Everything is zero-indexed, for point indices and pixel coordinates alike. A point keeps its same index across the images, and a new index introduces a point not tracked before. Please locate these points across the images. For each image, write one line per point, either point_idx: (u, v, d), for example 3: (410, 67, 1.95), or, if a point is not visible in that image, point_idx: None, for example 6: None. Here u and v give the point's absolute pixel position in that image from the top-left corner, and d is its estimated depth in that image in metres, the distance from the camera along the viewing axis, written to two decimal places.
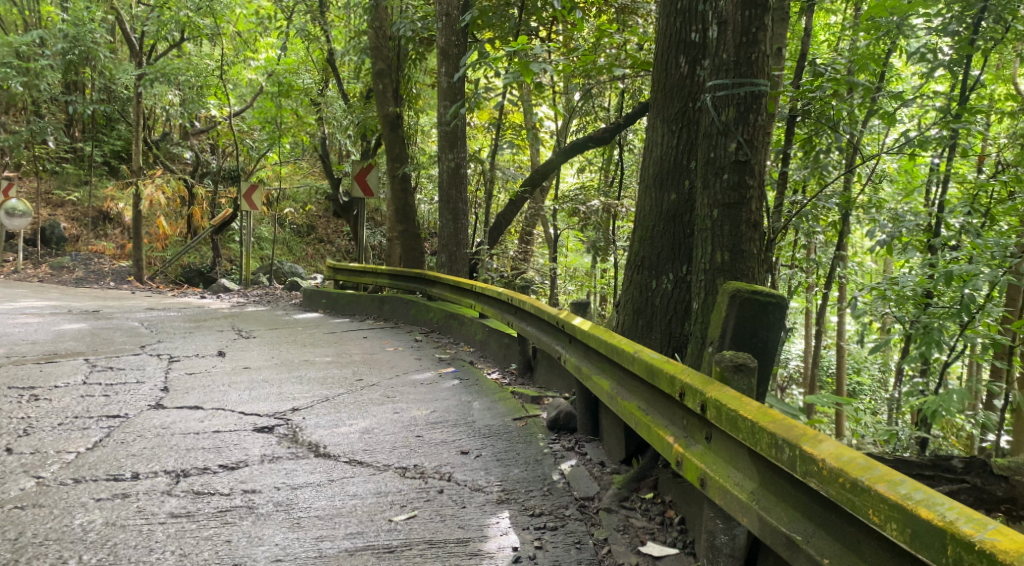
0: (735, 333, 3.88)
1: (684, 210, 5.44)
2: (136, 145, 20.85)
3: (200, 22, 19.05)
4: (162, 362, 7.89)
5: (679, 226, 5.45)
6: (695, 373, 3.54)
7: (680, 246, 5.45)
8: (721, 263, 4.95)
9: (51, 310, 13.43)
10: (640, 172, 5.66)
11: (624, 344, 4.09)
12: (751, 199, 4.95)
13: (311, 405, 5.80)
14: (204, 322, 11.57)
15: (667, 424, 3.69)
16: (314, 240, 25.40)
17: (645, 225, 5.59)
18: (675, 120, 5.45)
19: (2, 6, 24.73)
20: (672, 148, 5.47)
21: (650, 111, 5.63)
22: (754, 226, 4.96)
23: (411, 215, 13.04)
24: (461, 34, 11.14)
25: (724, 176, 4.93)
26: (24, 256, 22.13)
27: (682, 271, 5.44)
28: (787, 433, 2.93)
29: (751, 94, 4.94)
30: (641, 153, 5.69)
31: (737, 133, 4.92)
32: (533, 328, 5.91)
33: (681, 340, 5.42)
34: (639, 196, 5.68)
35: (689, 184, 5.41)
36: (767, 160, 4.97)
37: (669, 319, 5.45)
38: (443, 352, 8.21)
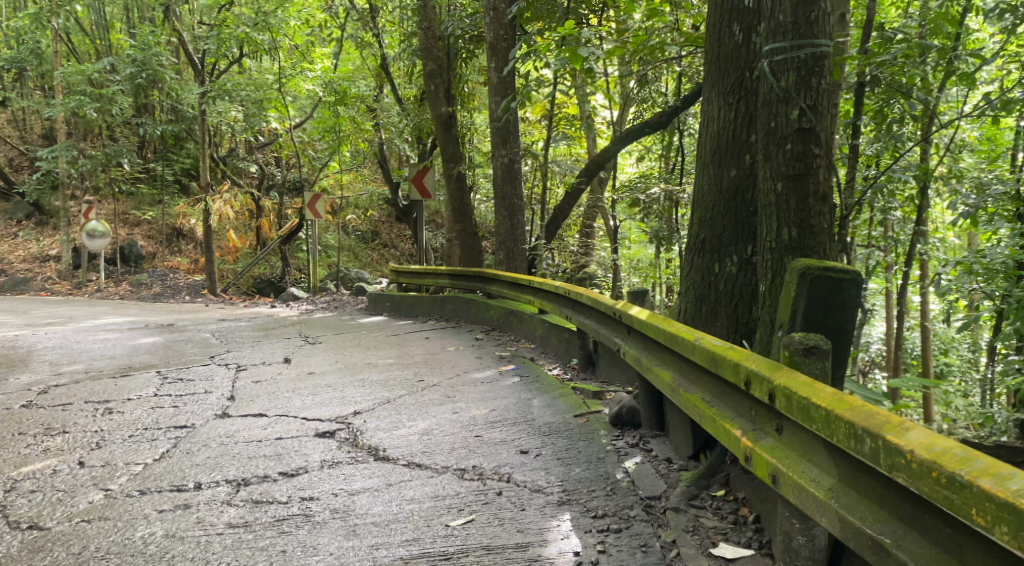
0: (806, 314, 3.63)
1: (745, 187, 5.16)
2: (203, 162, 21.41)
3: (257, 37, 19.43)
4: (229, 371, 7.93)
5: (741, 205, 5.18)
6: (763, 360, 3.32)
7: (744, 225, 5.18)
8: (789, 240, 4.67)
9: (129, 325, 13.79)
10: (697, 151, 5.42)
11: (686, 333, 3.88)
12: (818, 168, 4.65)
13: (372, 408, 5.73)
14: (272, 330, 11.70)
15: (733, 416, 3.47)
16: (378, 245, 25.66)
17: (704, 207, 5.34)
18: (731, 92, 5.18)
19: (75, 36, 25.73)
20: (729, 122, 5.20)
21: (705, 85, 5.38)
22: (822, 198, 4.65)
23: (468, 214, 12.96)
24: (510, 29, 11.03)
25: (787, 146, 4.66)
26: (106, 275, 22.91)
27: (746, 252, 5.17)
28: (868, 422, 2.69)
29: (812, 56, 4.65)
30: (697, 130, 5.44)
31: (799, 100, 4.64)
32: (592, 320, 5.73)
33: (749, 326, 5.16)
34: (696, 176, 5.44)
35: (749, 159, 5.13)
36: (833, 126, 4.66)
37: (735, 304, 5.20)
38: (504, 349, 8.08)
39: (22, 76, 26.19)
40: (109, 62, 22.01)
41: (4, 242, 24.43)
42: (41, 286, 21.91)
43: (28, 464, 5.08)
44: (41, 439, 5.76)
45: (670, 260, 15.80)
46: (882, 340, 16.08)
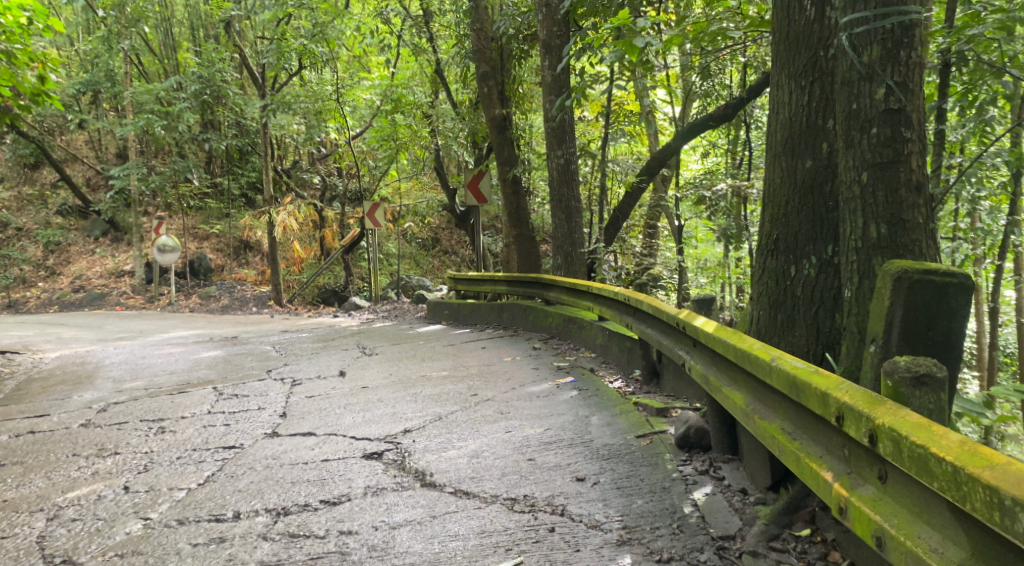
0: (903, 323, 3.29)
1: (823, 178, 4.71)
2: (266, 174, 21.63)
3: (315, 48, 19.49)
4: (284, 386, 7.73)
5: (819, 199, 4.72)
6: (857, 391, 3.01)
7: (821, 222, 4.72)
8: (879, 237, 4.22)
9: (195, 339, 13.87)
10: (766, 142, 4.99)
11: (760, 352, 3.54)
12: (909, 154, 4.20)
13: (423, 426, 5.45)
14: (331, 342, 11.54)
15: (823, 454, 3.15)
16: (439, 252, 25.58)
17: (778, 202, 4.90)
18: (804, 74, 4.78)
19: (144, 57, 26.38)
20: (802, 106, 4.78)
21: (774, 69, 4.98)
22: (916, 188, 4.20)
23: (525, 217, 12.64)
24: (564, 25, 10.69)
25: (872, 130, 4.22)
26: (177, 289, 23.33)
27: (827, 252, 4.69)
28: (1012, 487, 2.44)
29: (899, 25, 4.22)
30: (765, 118, 5.02)
31: (885, 76, 4.21)
32: (653, 329, 5.34)
33: (831, 335, 4.66)
34: (767, 168, 5.00)
35: (827, 147, 4.68)
36: (925, 104, 4.22)
37: (814, 311, 4.71)
38: (563, 358, 7.71)
39: (94, 98, 26.88)
40: (175, 80, 22.26)
41: (81, 259, 25.09)
42: (115, 301, 22.40)
43: (73, 489, 4.73)
44: (92, 460, 5.42)
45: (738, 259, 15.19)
46: (970, 338, 15.13)
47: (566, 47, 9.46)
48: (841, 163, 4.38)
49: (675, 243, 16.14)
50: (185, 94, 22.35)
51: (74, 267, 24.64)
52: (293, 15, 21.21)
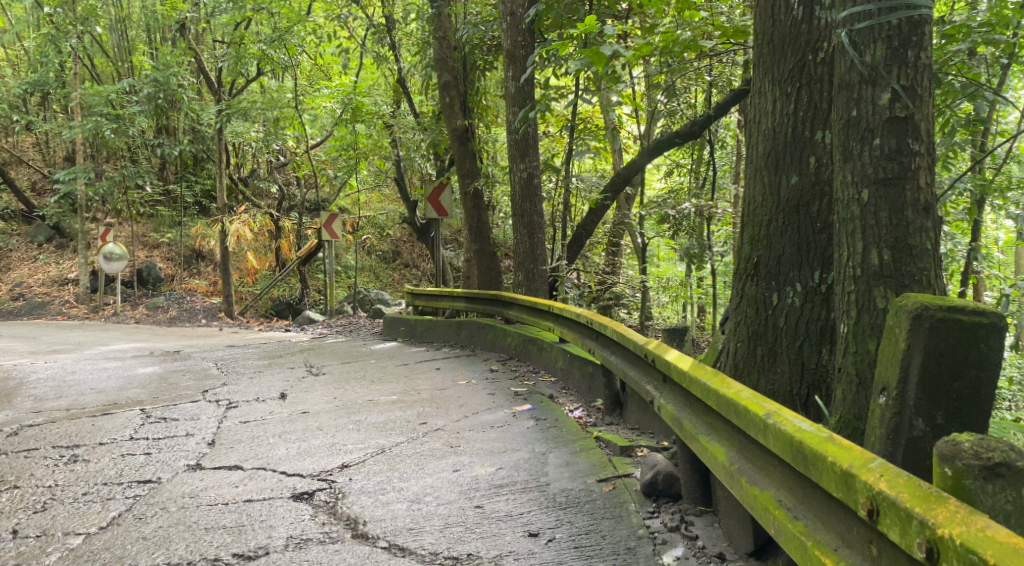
0: (922, 373, 3.05)
1: (810, 197, 4.47)
2: (220, 182, 20.97)
3: (274, 54, 18.92)
4: (218, 410, 7.14)
5: (805, 219, 4.49)
6: (898, 477, 2.50)
7: (807, 245, 4.47)
8: (881, 265, 3.91)
9: (134, 352, 13.13)
10: (747, 157, 4.77)
11: (758, 409, 3.03)
12: (917, 169, 3.87)
13: (363, 460, 4.94)
14: (277, 359, 10.94)
15: (842, 549, 2.63)
16: (399, 265, 24.99)
17: (760, 221, 4.66)
18: (790, 79, 4.51)
19: (97, 59, 25.51)
20: (788, 115, 4.54)
21: (758, 75, 4.74)
22: (925, 209, 3.88)
23: (487, 232, 12.21)
24: (528, 35, 10.30)
25: (876, 141, 3.88)
26: (122, 298, 22.43)
27: (812, 279, 4.45)
28: None
29: (907, 20, 3.84)
30: (746, 127, 4.79)
31: (890, 79, 3.84)
32: (617, 357, 4.96)
33: (817, 372, 4.43)
34: (748, 184, 4.77)
35: (815, 162, 4.45)
36: (934, 113, 3.89)
37: (798, 344, 4.47)
38: (521, 383, 7.21)
39: (44, 99, 25.93)
40: (127, 82, 21.42)
41: (22, 265, 24.07)
42: (57, 310, 21.49)
43: None
44: None
45: (701, 278, 14.96)
46: None
47: (530, 57, 9.12)
48: (835, 179, 4.08)
49: (637, 261, 15.86)
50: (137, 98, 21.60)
51: (15, 274, 23.63)
52: (251, 20, 20.63)
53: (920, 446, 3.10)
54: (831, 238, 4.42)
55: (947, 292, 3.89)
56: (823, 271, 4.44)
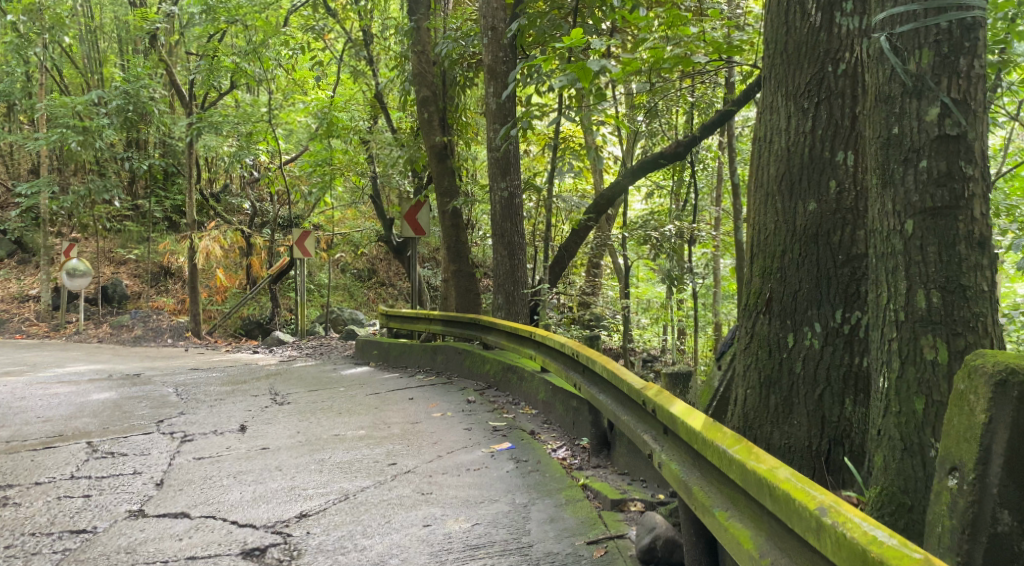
0: (1010, 453, 2.76)
1: (829, 227, 4.25)
2: (190, 198, 20.40)
3: (248, 67, 18.48)
4: (171, 444, 6.63)
5: (825, 251, 4.24)
6: None
7: (826, 281, 4.24)
8: (929, 309, 3.55)
9: (91, 375, 12.51)
10: (756, 180, 4.54)
11: (806, 499, 2.57)
12: (971, 197, 3.51)
13: (325, 508, 4.50)
14: (242, 384, 10.40)
15: None
16: (375, 284, 24.40)
17: (773, 251, 4.41)
18: (807, 93, 4.33)
19: (66, 70, 24.88)
20: (804, 133, 4.32)
21: (766, 89, 4.53)
22: (979, 244, 3.51)
23: (465, 252, 11.78)
24: (510, 50, 9.93)
25: (922, 164, 3.55)
26: (85, 316, 21.67)
27: (833, 319, 4.21)
28: None
29: (959, 24, 3.50)
30: (755, 146, 4.54)
31: (940, 91, 3.50)
32: (604, 396, 4.62)
33: (837, 428, 4.18)
34: (756, 208, 4.53)
35: (836, 186, 4.25)
36: (987, 132, 3.53)
37: (818, 393, 4.23)
38: (500, 416, 6.77)
39: (9, 109, 25.22)
40: (95, 94, 20.84)
41: None
42: (17, 328, 20.73)
43: None
44: None
45: (681, 301, 14.62)
46: None
47: (512, 73, 8.82)
48: (873, 207, 3.76)
49: (617, 282, 15.52)
50: (106, 110, 21.03)
51: None
52: (226, 32, 20.19)
53: (1004, 543, 2.79)
54: (853, 273, 4.20)
55: (1003, 341, 3.53)
56: (845, 310, 4.21)
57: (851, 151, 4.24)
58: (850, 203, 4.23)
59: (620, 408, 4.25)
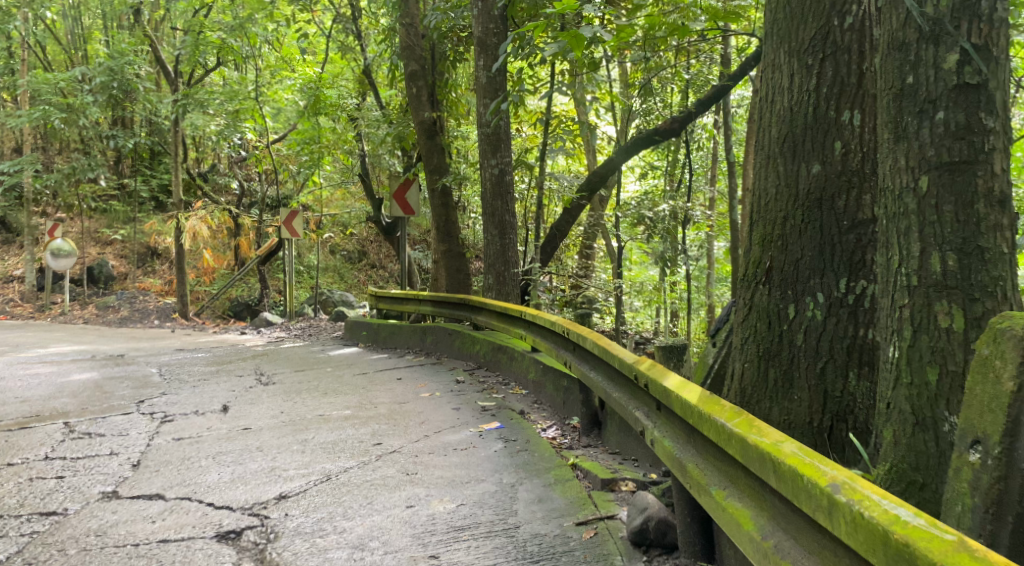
0: None
1: (834, 191, 4.06)
2: (176, 177, 20.09)
3: (234, 43, 18.14)
4: (151, 425, 6.45)
5: (829, 216, 4.07)
6: None
7: (829, 248, 4.06)
8: (945, 272, 3.31)
9: (75, 356, 12.29)
10: (759, 143, 4.39)
11: (816, 477, 2.40)
12: (992, 150, 3.28)
13: (306, 489, 4.33)
14: (227, 365, 10.21)
15: None
16: (365, 266, 24.16)
17: (774, 217, 4.25)
18: (814, 50, 4.14)
19: (50, 47, 24.47)
20: (808, 92, 4.16)
21: (768, 47, 4.39)
22: (1000, 204, 3.28)
23: (455, 231, 11.58)
24: (501, 21, 9.70)
25: (940, 116, 3.32)
26: (70, 297, 21.39)
27: (836, 289, 4.03)
28: None
29: None
30: (758, 108, 4.41)
31: (959, 36, 3.28)
32: (597, 373, 4.46)
33: (840, 404, 3.98)
34: (758, 171, 4.39)
35: (841, 147, 4.06)
36: (1010, 81, 3.30)
37: (820, 367, 4.04)
38: (489, 397, 6.60)
39: None
40: (79, 71, 20.48)
41: None
42: (1, 309, 20.47)
43: None
44: None
45: (674, 282, 14.46)
46: None
47: (504, 44, 8.61)
48: (884, 164, 3.54)
49: (609, 264, 15.35)
50: (90, 87, 20.69)
51: None
52: (212, 8, 19.83)
53: None
54: (858, 240, 4.01)
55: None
56: (849, 280, 4.03)
57: (856, 110, 4.06)
58: (855, 166, 4.05)
59: (613, 384, 4.11)
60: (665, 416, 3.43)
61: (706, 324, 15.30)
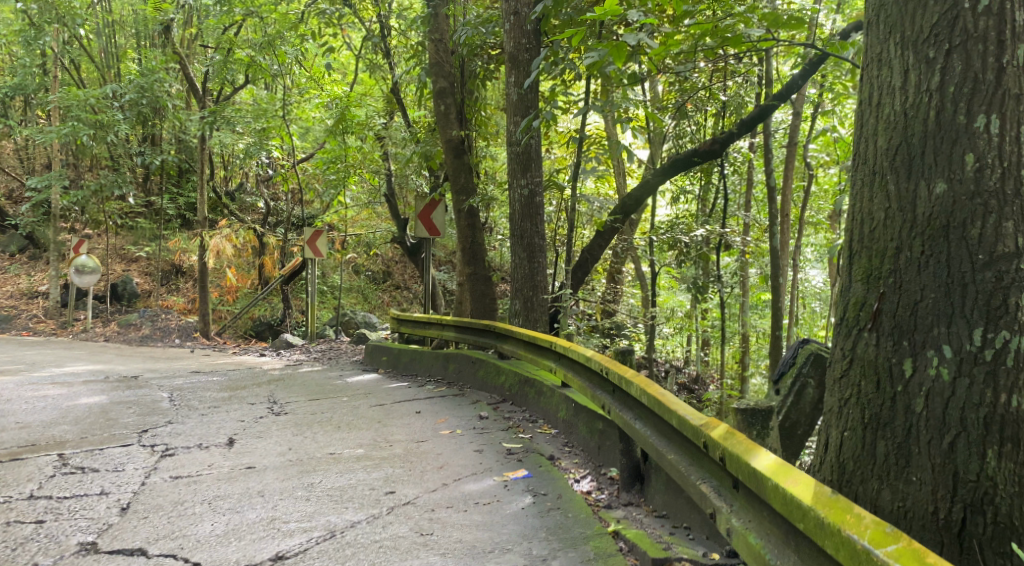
0: None
1: (968, 217, 3.42)
2: (201, 195, 19.85)
3: (262, 61, 17.87)
4: (150, 459, 5.95)
5: (959, 249, 3.43)
6: None
7: (959, 289, 3.41)
8: None
9: (89, 376, 11.92)
10: (861, 160, 3.84)
11: None
12: None
13: (306, 550, 3.79)
14: (240, 391, 9.73)
15: None
16: (390, 287, 23.71)
17: (883, 248, 3.66)
18: (940, 38, 3.53)
19: (83, 64, 24.51)
20: (928, 92, 3.55)
21: (873, 39, 3.84)
22: None
23: (481, 254, 11.07)
24: (534, 37, 9.23)
25: None
26: (93, 314, 21.19)
27: (968, 340, 3.38)
28: None
29: None
30: (861, 111, 3.85)
31: None
32: (659, 434, 3.92)
33: (975, 487, 3.33)
34: (861, 191, 3.82)
35: (974, 161, 3.43)
36: None
37: (949, 440, 3.39)
38: (515, 436, 6.03)
39: (25, 104, 24.85)
40: (110, 87, 20.41)
41: None
42: (23, 325, 20.33)
43: None
44: None
45: (707, 311, 13.80)
46: None
47: (537, 58, 8.12)
48: None
49: (640, 290, 14.74)
50: (120, 104, 20.59)
51: None
52: (241, 26, 19.63)
53: None
54: (1000, 278, 3.35)
55: None
56: (987, 330, 3.37)
57: (994, 115, 3.42)
58: (993, 184, 3.40)
59: (669, 444, 3.79)
60: (749, 501, 3.12)
61: (741, 354, 14.61)
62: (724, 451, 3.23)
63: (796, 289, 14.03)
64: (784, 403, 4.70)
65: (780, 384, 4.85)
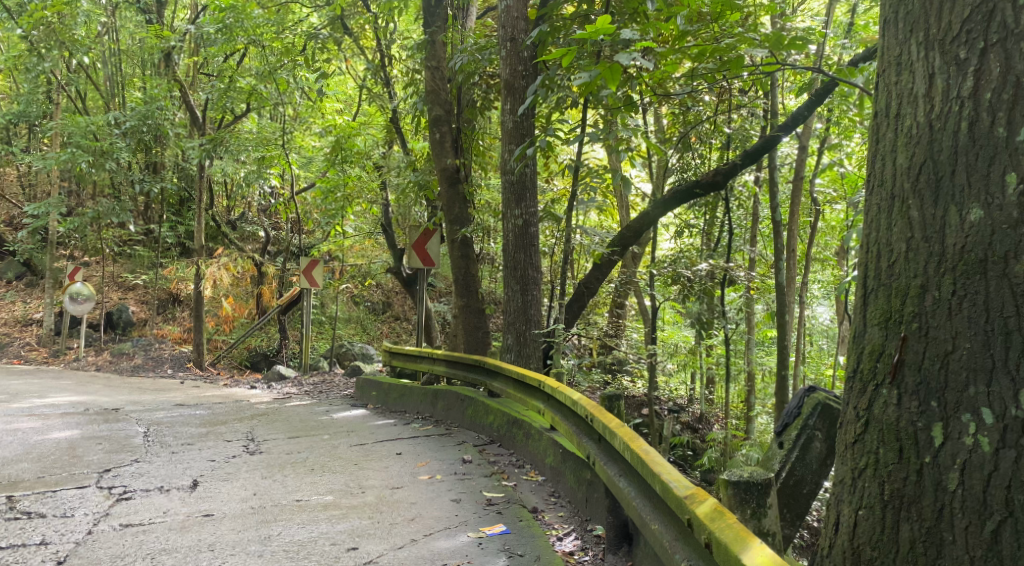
0: None
1: (1005, 253, 3.12)
2: (198, 223, 19.53)
3: (263, 89, 17.65)
4: (104, 503, 5.54)
5: (996, 289, 3.13)
6: None
7: (1001, 339, 3.11)
8: None
9: (70, 408, 11.53)
10: (877, 183, 3.58)
11: None
12: None
13: None
14: (221, 426, 9.32)
15: None
16: (389, 318, 23.30)
17: (906, 287, 3.37)
18: (969, 36, 3.25)
19: (88, 92, 24.46)
20: (955, 101, 3.27)
21: (891, 40, 3.57)
22: None
23: (476, 286, 10.68)
24: (531, 65, 8.93)
25: None
26: (86, 343, 20.86)
27: (1007, 393, 3.09)
28: None
29: None
30: (878, 123, 3.60)
31: None
32: (645, 503, 3.54)
33: None
34: (878, 218, 3.56)
35: (1014, 185, 3.13)
36: None
37: (988, 524, 3.09)
38: (498, 484, 5.59)
39: (29, 130, 24.77)
40: (112, 115, 20.24)
41: None
42: (15, 353, 20.03)
43: None
44: None
45: (710, 347, 13.36)
46: None
47: (532, 85, 7.81)
48: None
49: (642, 325, 14.31)
50: (120, 132, 20.41)
51: None
52: (243, 54, 19.46)
53: None
54: None
55: None
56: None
57: None
58: None
59: (653, 512, 3.45)
60: None
61: (747, 393, 14.11)
62: (711, 536, 2.86)
63: (803, 326, 13.57)
64: (788, 458, 4.47)
65: (783, 438, 4.57)
